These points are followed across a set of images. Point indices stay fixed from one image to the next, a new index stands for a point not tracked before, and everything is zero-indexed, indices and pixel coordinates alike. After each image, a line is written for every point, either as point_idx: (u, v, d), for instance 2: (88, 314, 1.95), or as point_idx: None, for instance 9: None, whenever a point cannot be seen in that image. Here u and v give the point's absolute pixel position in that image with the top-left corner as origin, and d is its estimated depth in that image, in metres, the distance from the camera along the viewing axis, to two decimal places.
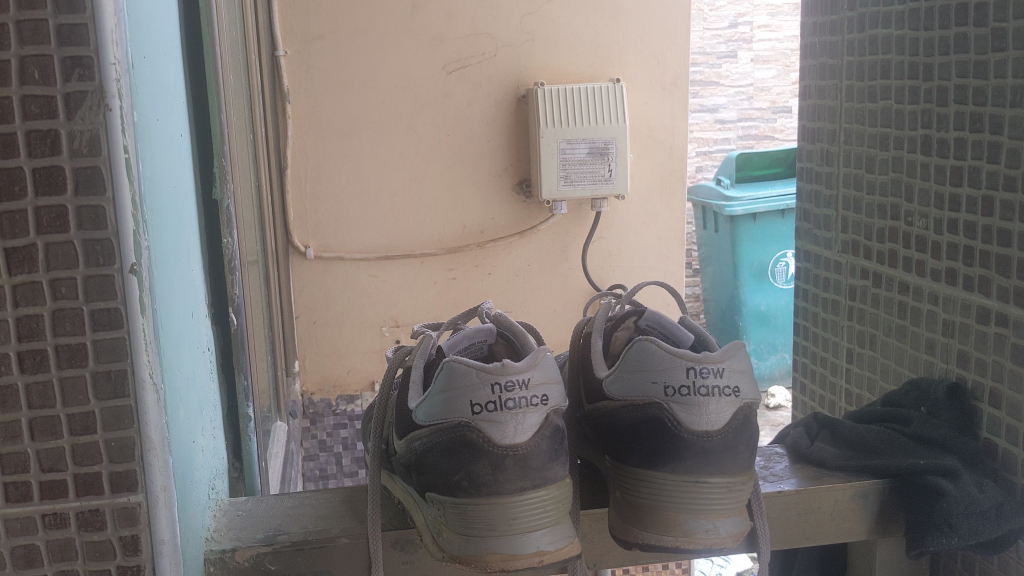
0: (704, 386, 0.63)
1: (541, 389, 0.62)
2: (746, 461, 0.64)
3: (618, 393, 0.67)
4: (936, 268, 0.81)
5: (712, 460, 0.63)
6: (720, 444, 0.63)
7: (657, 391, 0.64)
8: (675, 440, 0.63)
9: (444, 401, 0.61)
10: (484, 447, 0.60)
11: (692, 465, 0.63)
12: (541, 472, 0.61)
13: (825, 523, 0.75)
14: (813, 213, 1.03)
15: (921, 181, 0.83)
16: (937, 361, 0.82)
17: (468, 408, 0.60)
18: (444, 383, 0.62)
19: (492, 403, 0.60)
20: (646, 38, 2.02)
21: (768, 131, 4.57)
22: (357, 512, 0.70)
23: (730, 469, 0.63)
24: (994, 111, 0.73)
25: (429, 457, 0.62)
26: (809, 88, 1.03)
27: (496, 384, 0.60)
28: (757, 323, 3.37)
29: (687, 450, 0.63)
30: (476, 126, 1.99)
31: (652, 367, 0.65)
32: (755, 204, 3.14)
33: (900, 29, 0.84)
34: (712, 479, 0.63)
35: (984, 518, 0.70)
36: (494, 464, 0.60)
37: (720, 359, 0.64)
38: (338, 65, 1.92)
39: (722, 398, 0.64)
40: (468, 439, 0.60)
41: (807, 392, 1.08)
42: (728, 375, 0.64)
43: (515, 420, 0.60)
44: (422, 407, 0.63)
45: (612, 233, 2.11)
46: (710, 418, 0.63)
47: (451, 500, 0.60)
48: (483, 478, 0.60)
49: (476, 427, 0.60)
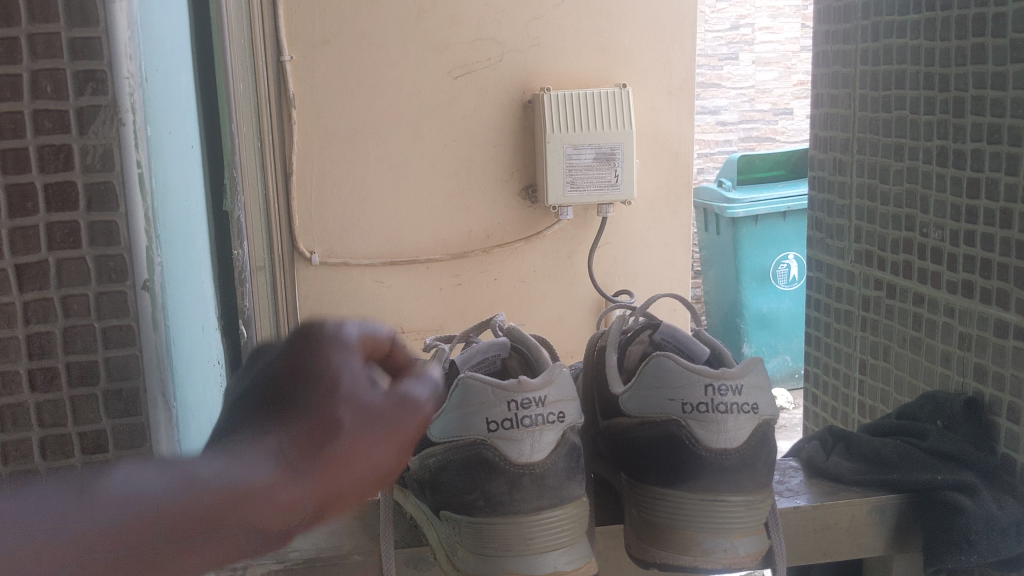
0: (723, 404, 0.63)
1: (558, 406, 0.62)
2: (764, 479, 0.63)
3: (634, 410, 0.66)
4: (952, 280, 0.80)
5: (732, 478, 0.62)
6: (738, 462, 0.62)
7: (675, 408, 0.64)
8: (693, 458, 0.62)
9: (460, 419, 0.61)
10: (500, 465, 0.59)
11: (709, 483, 0.62)
12: (557, 491, 0.60)
13: (841, 540, 0.74)
14: (825, 223, 1.02)
15: (936, 192, 0.82)
16: (953, 374, 0.81)
17: (484, 426, 0.60)
18: (459, 400, 0.62)
19: (508, 420, 0.60)
20: (652, 43, 2.02)
21: (770, 134, 4.54)
22: (368, 528, 0.69)
23: (748, 486, 0.62)
24: (1014, 122, 0.72)
25: (444, 475, 0.61)
26: (821, 97, 1.02)
27: (512, 401, 0.60)
28: (759, 326, 3.38)
29: (704, 467, 0.62)
30: (482, 131, 1.98)
31: (668, 383, 0.64)
32: (756, 206, 3.11)
33: (916, 39, 0.83)
34: (729, 497, 0.62)
35: (1003, 535, 0.69)
36: (510, 483, 0.59)
37: (738, 375, 0.64)
38: (344, 68, 1.91)
39: (741, 415, 0.63)
40: (485, 457, 0.59)
41: (820, 404, 1.07)
42: (747, 391, 0.64)
43: (532, 437, 0.60)
44: (436, 423, 0.62)
45: (618, 239, 2.11)
46: (728, 435, 0.62)
47: (466, 518, 0.59)
48: (500, 497, 0.59)
49: (492, 444, 0.60)
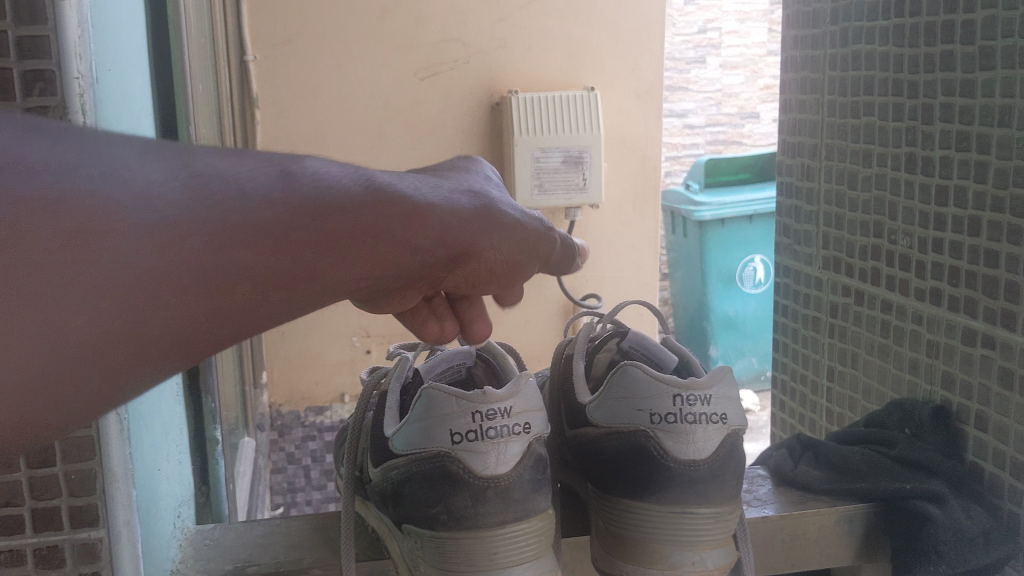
0: (691, 414, 0.61)
1: (524, 416, 0.60)
2: (732, 490, 0.62)
3: (602, 421, 0.65)
4: (920, 288, 0.80)
5: (700, 490, 0.61)
6: (707, 473, 0.61)
7: (643, 419, 0.62)
8: (661, 470, 0.61)
9: (423, 430, 0.59)
10: (464, 479, 0.57)
11: (677, 495, 0.61)
12: (523, 504, 0.58)
13: (810, 550, 0.73)
14: (793, 229, 1.02)
15: (904, 199, 0.81)
16: (921, 382, 0.80)
17: (448, 437, 0.58)
18: (421, 412, 0.60)
19: (472, 432, 0.58)
20: (619, 46, 2.01)
21: (736, 137, 4.56)
22: (330, 540, 0.67)
23: (716, 498, 0.61)
24: (982, 130, 0.71)
25: (407, 487, 0.59)
26: (790, 102, 1.01)
27: (478, 412, 0.58)
28: (725, 328, 3.40)
29: (672, 480, 0.61)
30: (450, 133, 1.97)
31: (637, 393, 0.63)
32: (723, 209, 3.13)
33: (884, 45, 0.82)
34: (698, 509, 0.61)
35: (972, 545, 0.69)
36: (474, 496, 0.57)
37: (707, 385, 0.62)
38: (308, 69, 1.88)
39: (709, 425, 0.62)
40: (448, 470, 0.58)
41: (787, 410, 1.07)
42: (716, 402, 0.62)
43: (497, 450, 0.58)
44: (398, 435, 0.61)
45: (585, 242, 2.10)
46: (697, 447, 0.61)
47: (429, 532, 0.58)
48: (463, 511, 0.57)
49: (456, 457, 0.58)
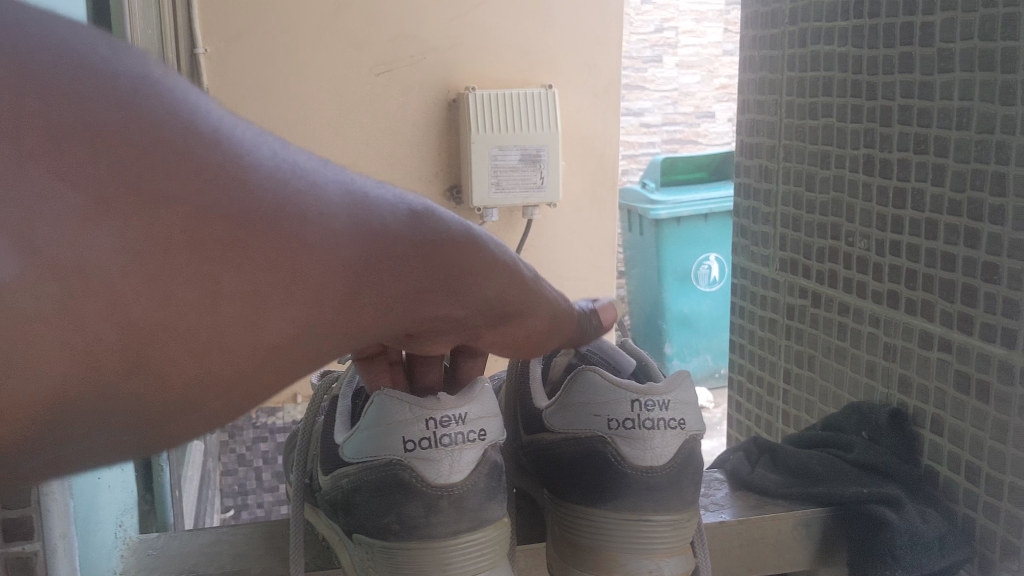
0: (649, 419, 0.60)
1: (479, 424, 0.58)
2: (690, 497, 0.61)
3: (559, 424, 0.63)
4: (877, 290, 0.79)
5: (657, 496, 0.60)
6: (663, 480, 0.60)
7: (601, 425, 0.61)
8: (618, 477, 0.60)
9: (374, 438, 0.57)
10: (416, 488, 0.55)
11: (634, 503, 0.60)
12: (476, 513, 0.57)
13: (768, 554, 0.73)
14: (751, 230, 1.01)
15: (862, 201, 0.81)
16: (878, 385, 0.80)
17: (401, 445, 0.56)
18: (374, 418, 0.57)
19: (426, 440, 0.56)
20: (577, 44, 2.00)
21: (692, 136, 4.59)
22: (279, 549, 0.65)
23: (674, 505, 0.60)
24: (940, 133, 0.71)
25: (357, 496, 0.58)
26: (748, 102, 1.01)
27: (431, 419, 0.56)
28: (680, 326, 3.42)
29: (630, 488, 0.60)
30: (406, 130, 1.94)
31: (595, 399, 0.62)
32: (678, 208, 3.13)
33: (843, 46, 0.82)
34: (655, 517, 0.60)
35: (927, 550, 0.68)
36: (427, 506, 0.55)
37: (665, 390, 0.61)
38: (259, 63, 1.85)
39: (668, 431, 0.60)
40: (401, 479, 0.56)
41: (743, 412, 1.06)
42: (674, 406, 0.61)
43: (451, 457, 0.56)
44: (349, 443, 0.59)
45: (542, 241, 2.09)
46: (655, 453, 0.60)
47: (380, 543, 0.57)
48: (415, 521, 0.55)
49: (408, 465, 0.56)
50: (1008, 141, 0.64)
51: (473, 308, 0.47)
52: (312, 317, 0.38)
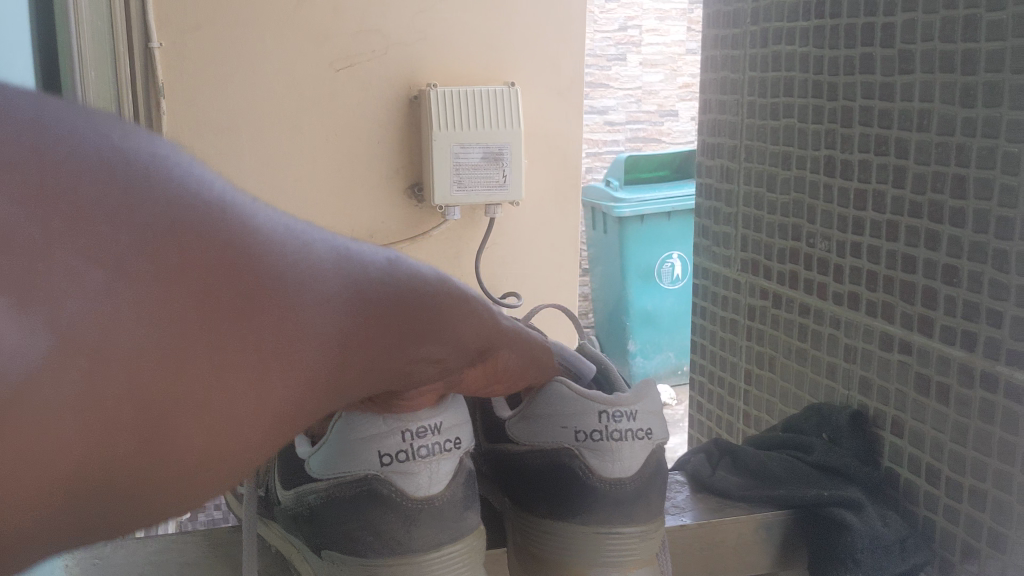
0: (617, 431, 0.60)
1: (454, 432, 0.58)
2: (656, 508, 0.61)
3: (525, 437, 0.63)
4: (838, 291, 0.79)
5: (624, 507, 0.59)
6: (632, 490, 0.59)
7: (568, 436, 0.61)
8: (586, 488, 0.59)
9: (346, 452, 0.56)
10: (396, 502, 0.55)
11: (602, 515, 0.59)
12: (457, 524, 0.57)
13: (728, 557, 0.72)
14: (712, 230, 1.01)
15: (823, 202, 0.81)
16: (838, 387, 0.80)
17: (377, 459, 0.55)
18: (344, 432, 0.56)
19: (403, 453, 0.55)
20: (540, 41, 1.99)
21: (655, 135, 4.59)
22: (230, 559, 0.64)
23: (641, 517, 0.60)
24: (901, 134, 0.70)
25: (328, 512, 0.56)
26: (709, 102, 1.01)
27: (407, 431, 0.56)
28: (643, 323, 3.42)
29: (598, 498, 0.59)
30: (366, 127, 1.92)
31: (563, 411, 0.61)
32: (642, 206, 3.13)
33: (805, 46, 0.82)
34: (622, 529, 0.59)
35: (887, 553, 0.68)
36: (405, 519, 0.55)
37: (633, 402, 0.61)
38: (216, 58, 1.81)
39: (636, 442, 0.60)
40: (378, 494, 0.55)
41: (705, 412, 1.06)
42: (641, 418, 0.61)
43: (429, 469, 0.56)
44: (315, 457, 0.57)
45: (504, 240, 2.08)
46: (624, 464, 0.59)
47: (356, 559, 0.55)
48: (395, 536, 0.55)
49: (386, 479, 0.55)
50: (969, 142, 0.64)
51: (449, 351, 0.46)
52: (322, 380, 0.37)
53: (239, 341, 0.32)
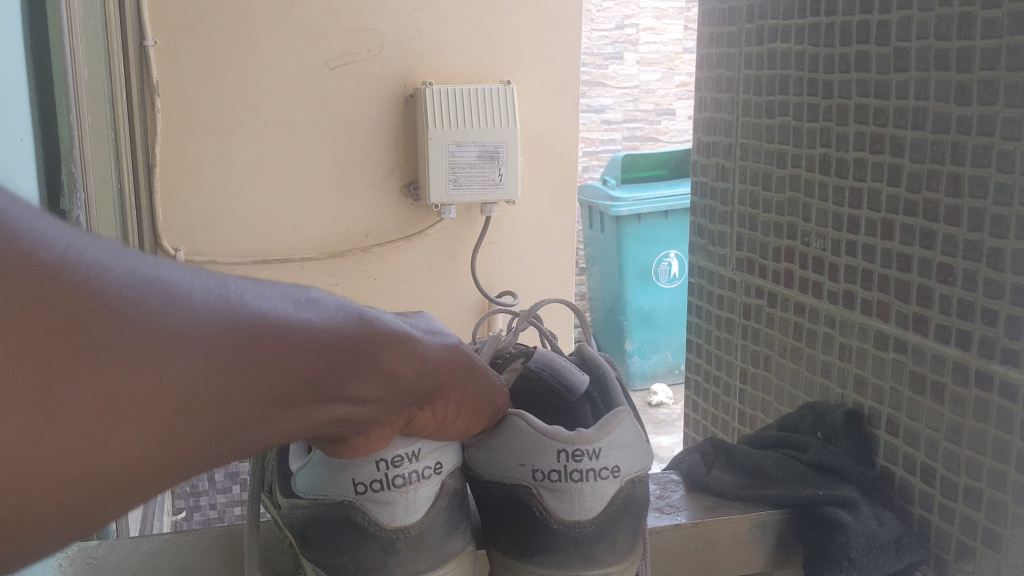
0: (578, 471, 0.60)
1: (432, 457, 0.58)
2: (625, 547, 0.61)
3: (486, 471, 0.64)
4: (833, 290, 0.79)
5: (587, 550, 0.60)
6: (593, 532, 0.60)
7: (526, 474, 0.61)
8: (545, 529, 0.60)
9: (328, 476, 0.56)
10: (371, 531, 0.56)
11: (563, 557, 0.60)
12: (435, 550, 0.57)
13: (722, 556, 0.72)
14: (707, 229, 1.01)
15: (818, 201, 0.80)
16: (833, 386, 0.80)
17: (351, 487, 0.56)
18: (326, 456, 0.56)
19: (377, 482, 0.56)
20: (536, 39, 1.99)
21: (652, 133, 4.59)
22: (223, 560, 0.63)
23: (606, 560, 0.61)
24: (896, 132, 0.70)
25: (313, 532, 0.57)
26: (705, 100, 1.00)
27: (381, 460, 0.56)
28: (641, 323, 3.42)
29: (558, 540, 0.60)
30: (362, 125, 1.92)
31: (523, 447, 0.62)
32: (640, 205, 3.13)
33: (800, 44, 0.81)
34: (586, 573, 0.60)
35: (882, 552, 0.68)
36: (382, 547, 0.56)
37: (597, 439, 0.61)
38: (210, 56, 1.81)
39: (600, 481, 0.60)
40: (354, 521, 0.56)
41: (700, 411, 1.06)
42: (606, 455, 0.61)
43: (405, 498, 0.56)
44: (301, 476, 0.58)
45: (501, 239, 2.08)
46: (583, 505, 0.60)
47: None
48: (370, 563, 0.56)
49: (361, 508, 0.56)
50: (964, 140, 0.64)
51: (377, 392, 0.48)
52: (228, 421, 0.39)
53: (139, 387, 0.35)
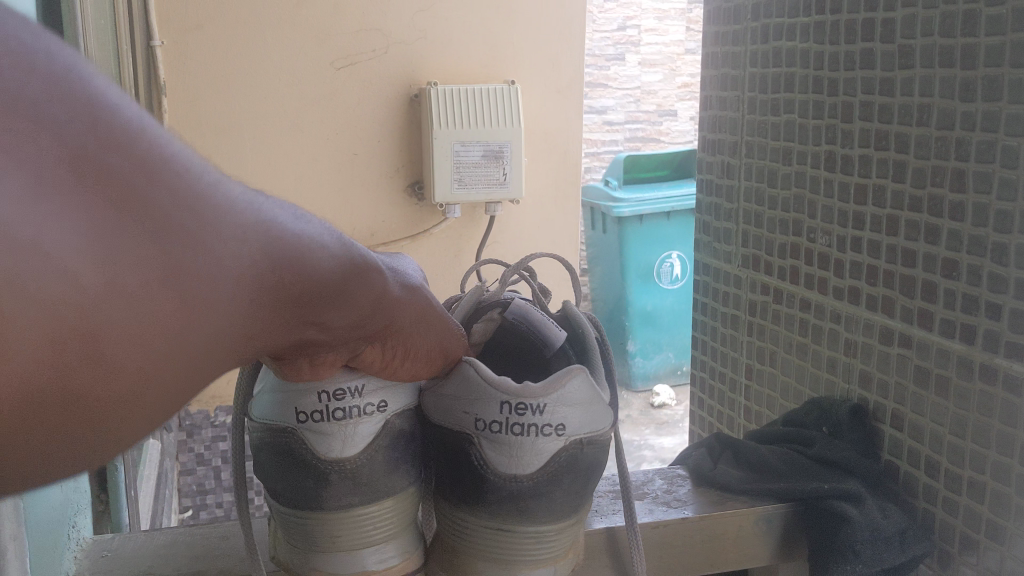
0: (519, 425, 0.59)
1: (377, 395, 0.58)
2: (560, 503, 0.61)
3: (434, 414, 0.63)
4: (838, 286, 0.80)
5: (523, 504, 0.60)
6: (529, 487, 0.60)
7: (468, 423, 0.60)
8: (483, 480, 0.60)
9: (276, 402, 0.58)
10: (308, 460, 0.57)
11: (500, 511, 0.60)
12: (373, 487, 0.58)
13: (728, 548, 0.73)
14: (712, 227, 1.01)
15: (823, 198, 0.81)
16: (838, 380, 0.81)
17: (294, 416, 0.57)
18: (276, 383, 0.58)
19: (318, 413, 0.57)
20: (540, 39, 1.99)
21: (654, 134, 4.60)
22: (235, 550, 0.64)
23: (541, 515, 0.60)
24: (902, 130, 0.71)
25: (262, 456, 0.59)
26: (710, 99, 1.01)
27: (323, 392, 0.57)
28: (643, 323, 3.43)
29: (493, 492, 0.60)
30: (368, 124, 1.93)
31: (465, 396, 0.61)
32: (642, 206, 3.13)
33: (805, 43, 0.82)
34: (523, 528, 0.60)
35: (887, 544, 0.68)
36: (316, 478, 0.57)
37: (543, 395, 0.59)
38: (217, 56, 1.82)
39: (541, 437, 0.60)
40: (294, 449, 0.57)
41: (706, 407, 1.07)
42: (550, 411, 0.60)
43: (344, 431, 0.57)
44: (256, 402, 0.60)
45: (505, 238, 2.09)
46: (521, 460, 0.60)
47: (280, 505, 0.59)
48: (306, 491, 0.57)
49: (301, 435, 0.57)
50: (969, 137, 0.65)
51: (345, 323, 0.47)
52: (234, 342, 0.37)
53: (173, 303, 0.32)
